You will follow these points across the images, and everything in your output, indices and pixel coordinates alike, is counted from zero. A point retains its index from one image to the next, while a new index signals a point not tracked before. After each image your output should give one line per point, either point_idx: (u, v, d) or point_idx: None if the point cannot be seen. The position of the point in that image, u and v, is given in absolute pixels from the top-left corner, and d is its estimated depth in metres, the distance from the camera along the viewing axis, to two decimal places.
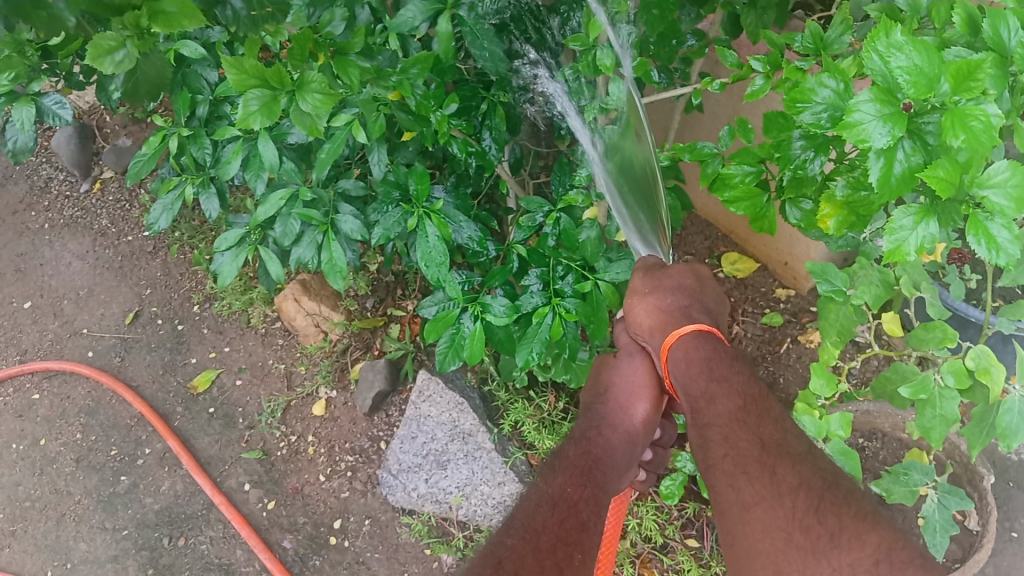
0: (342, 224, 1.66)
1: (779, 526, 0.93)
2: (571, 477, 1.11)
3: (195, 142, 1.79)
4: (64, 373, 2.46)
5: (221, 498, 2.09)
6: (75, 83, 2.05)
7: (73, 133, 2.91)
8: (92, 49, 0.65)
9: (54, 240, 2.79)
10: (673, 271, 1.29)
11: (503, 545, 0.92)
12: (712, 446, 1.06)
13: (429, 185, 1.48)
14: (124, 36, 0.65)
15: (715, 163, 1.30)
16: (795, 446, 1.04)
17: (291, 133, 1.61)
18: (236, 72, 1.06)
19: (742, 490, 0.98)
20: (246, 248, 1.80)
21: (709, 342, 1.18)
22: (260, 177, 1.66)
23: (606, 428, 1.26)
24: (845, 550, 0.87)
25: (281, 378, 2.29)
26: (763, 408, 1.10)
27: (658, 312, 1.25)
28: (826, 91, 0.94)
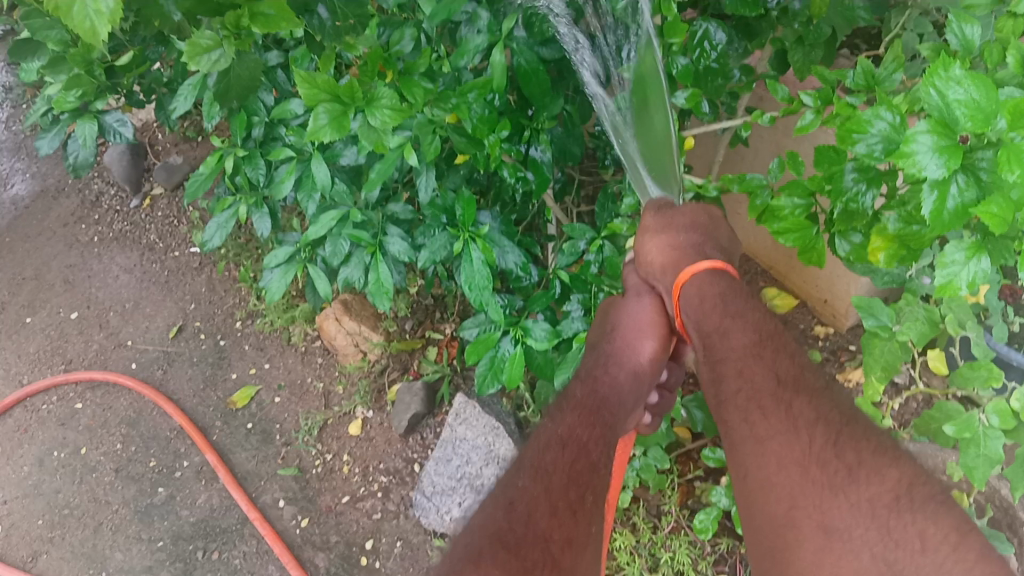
0: (390, 246, 1.69)
1: (794, 460, 0.89)
2: (580, 415, 1.10)
3: (250, 163, 1.84)
4: (108, 384, 2.50)
5: (256, 513, 2.11)
6: (135, 102, 2.11)
7: (126, 150, 2.99)
8: (192, 48, 0.86)
9: (102, 253, 2.86)
10: (686, 210, 1.31)
11: (515, 486, 0.94)
12: (726, 381, 1.04)
13: (474, 210, 1.50)
14: (218, 37, 0.87)
15: (764, 195, 1.30)
16: (812, 381, 1.01)
17: (342, 156, 1.64)
18: (308, 87, 1.15)
19: (756, 424, 0.95)
20: (296, 265, 1.84)
21: (722, 279, 1.19)
22: (312, 198, 1.70)
23: (612, 365, 1.25)
24: (864, 484, 0.84)
25: (319, 397, 2.31)
26: (778, 344, 1.08)
27: (670, 249, 1.26)
28: (882, 123, 0.95)
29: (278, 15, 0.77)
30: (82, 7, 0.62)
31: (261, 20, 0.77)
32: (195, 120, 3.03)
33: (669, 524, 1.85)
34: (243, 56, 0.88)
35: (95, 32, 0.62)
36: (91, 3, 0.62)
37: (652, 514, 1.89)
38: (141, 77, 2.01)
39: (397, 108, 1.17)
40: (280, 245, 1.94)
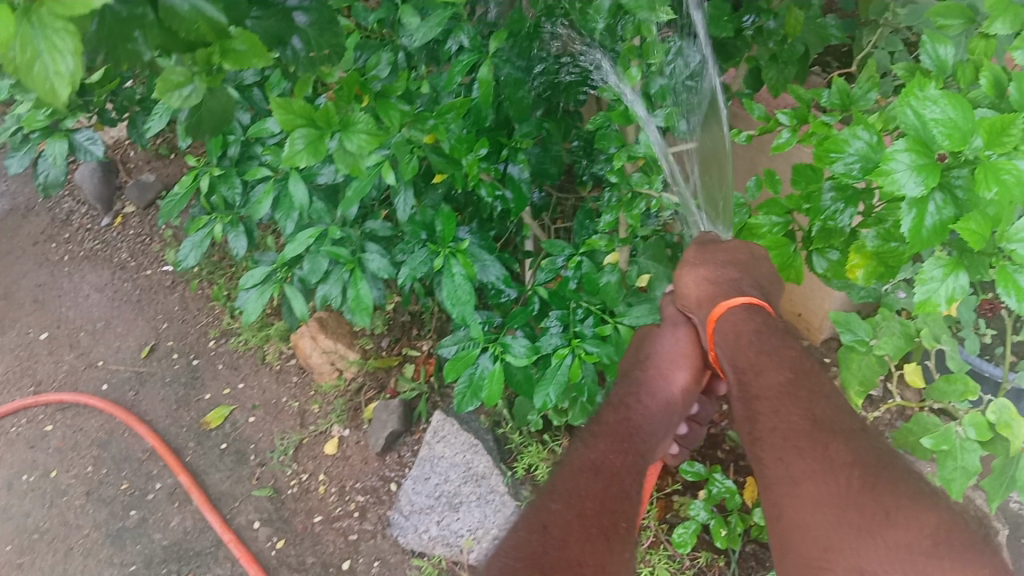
0: (369, 263, 1.68)
1: (832, 503, 0.92)
2: (612, 442, 1.09)
3: (226, 182, 1.83)
4: (79, 405, 2.47)
5: (230, 535, 2.08)
6: (107, 120, 2.09)
7: (97, 167, 2.95)
8: (162, 84, 0.77)
9: (73, 272, 2.82)
10: (728, 245, 1.25)
11: (547, 510, 0.95)
12: (760, 419, 1.04)
13: (454, 225, 1.51)
14: (191, 73, 0.77)
15: (742, 213, 1.31)
16: (848, 423, 1.00)
17: (321, 174, 1.64)
18: (285, 112, 1.14)
19: (791, 465, 0.97)
20: (273, 286, 1.83)
21: (757, 317, 1.15)
22: (290, 216, 1.70)
23: (645, 395, 1.22)
24: (901, 529, 0.87)
25: (294, 416, 2.29)
26: (813, 383, 1.07)
27: (707, 283, 1.20)
28: (859, 143, 0.96)
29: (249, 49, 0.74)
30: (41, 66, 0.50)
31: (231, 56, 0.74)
32: (168, 138, 3.01)
33: (648, 539, 1.84)
34: (214, 92, 0.81)
35: (58, 95, 0.50)
36: (52, 63, 0.50)
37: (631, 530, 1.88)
38: (115, 95, 2.00)
39: (372, 132, 1.16)
40: (256, 264, 1.93)
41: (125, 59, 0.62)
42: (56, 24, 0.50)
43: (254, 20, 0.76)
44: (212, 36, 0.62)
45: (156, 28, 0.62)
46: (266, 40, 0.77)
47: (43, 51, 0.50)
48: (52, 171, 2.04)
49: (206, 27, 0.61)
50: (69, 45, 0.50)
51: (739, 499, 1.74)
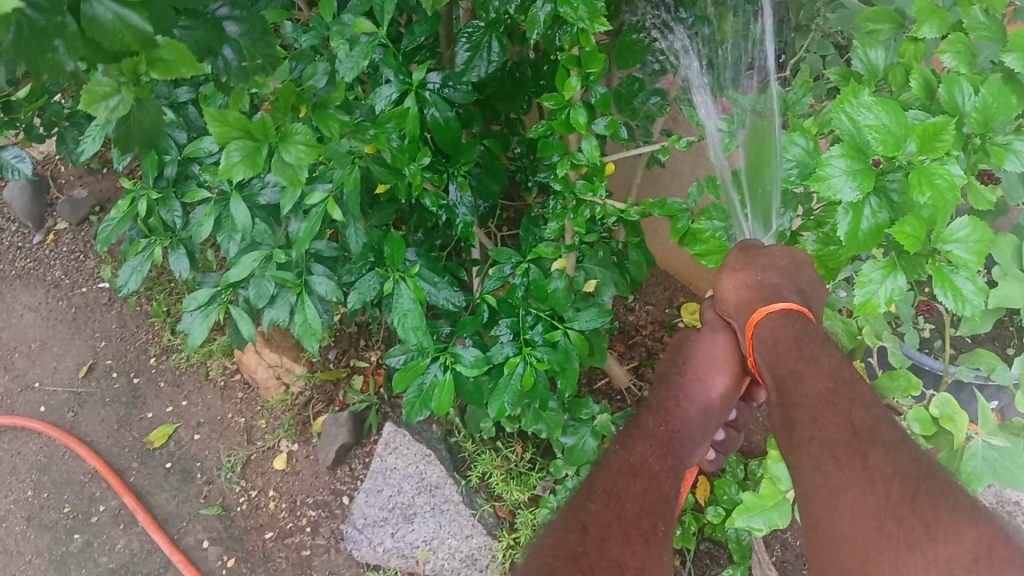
0: (316, 286, 1.66)
1: (868, 515, 0.81)
2: (651, 446, 1.11)
3: (165, 206, 1.79)
4: (15, 429, 2.39)
5: (179, 555, 2.04)
6: (35, 136, 2.03)
7: (27, 185, 2.87)
8: (87, 95, 0.72)
9: (4, 292, 2.74)
10: (771, 250, 1.19)
11: (588, 509, 0.92)
12: (798, 427, 0.97)
13: (403, 249, 1.49)
14: (118, 83, 0.73)
15: (685, 218, 1.33)
16: (888, 433, 0.92)
17: (261, 194, 1.63)
18: (219, 125, 1.11)
19: (830, 475, 0.88)
20: (217, 308, 1.80)
21: (798, 321, 1.10)
22: (233, 238, 1.68)
23: (683, 399, 1.23)
24: (941, 543, 0.76)
25: (241, 432, 2.25)
26: (855, 392, 0.99)
27: (748, 288, 1.17)
28: (796, 149, 0.98)
29: (179, 60, 0.67)
30: None
31: (160, 66, 0.67)
32: (99, 151, 2.93)
33: None
34: (143, 102, 0.76)
35: None
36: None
37: None
38: (43, 110, 1.94)
39: (310, 144, 1.16)
40: (199, 286, 1.89)
41: (45, 72, 0.56)
42: None
43: (182, 30, 0.75)
44: (139, 46, 0.57)
45: (78, 39, 0.56)
46: (197, 50, 0.76)
47: None
48: None
49: (133, 38, 0.57)
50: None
51: (691, 499, 1.76)
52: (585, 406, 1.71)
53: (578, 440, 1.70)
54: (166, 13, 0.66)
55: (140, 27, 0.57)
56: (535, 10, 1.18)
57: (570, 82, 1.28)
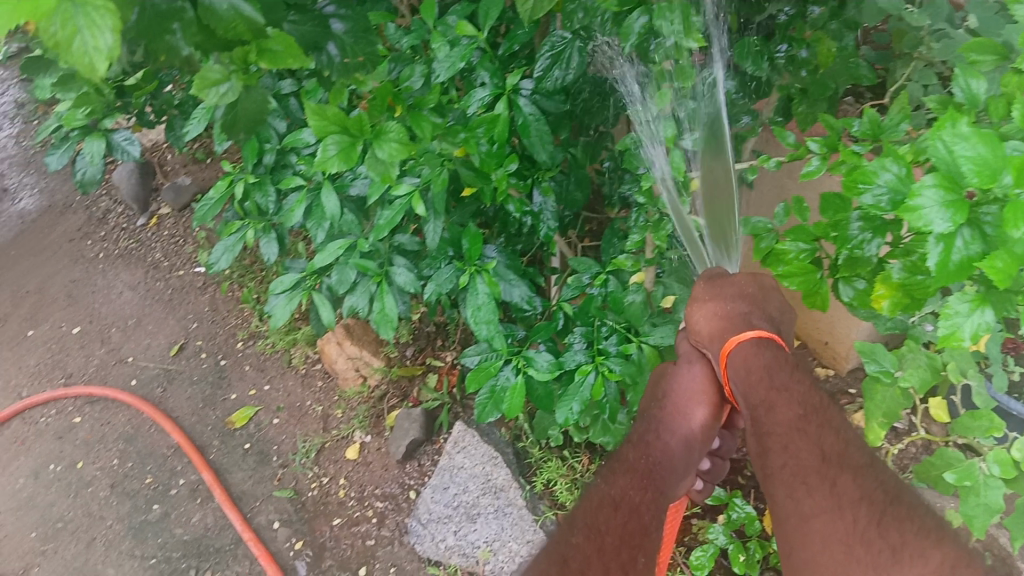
0: (396, 277, 1.69)
1: (840, 540, 0.89)
2: (632, 477, 1.12)
3: (260, 190, 1.87)
4: (107, 399, 2.51)
5: (250, 533, 2.10)
6: (145, 121, 2.12)
7: (135, 168, 3.01)
8: (200, 82, 0.84)
9: (107, 269, 2.88)
10: (735, 279, 1.25)
11: (569, 543, 0.98)
12: (771, 455, 1.02)
13: (481, 245, 1.52)
14: (227, 71, 0.84)
15: (770, 238, 1.33)
16: (857, 457, 0.99)
17: (353, 186, 1.69)
18: (319, 119, 1.19)
19: (801, 501, 0.95)
20: (302, 292, 1.86)
21: (768, 350, 1.13)
22: (322, 227, 1.74)
23: (664, 431, 1.23)
24: (907, 566, 0.84)
25: (317, 420, 2.32)
26: (824, 418, 1.05)
27: (719, 318, 1.21)
28: (888, 174, 0.96)
29: (286, 51, 0.78)
30: (81, 41, 0.51)
31: (269, 57, 0.78)
32: (205, 141, 3.07)
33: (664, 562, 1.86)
34: (251, 89, 0.86)
35: (95, 70, 0.51)
36: (91, 38, 0.51)
37: None
38: (155, 97, 2.04)
39: (403, 141, 1.20)
40: (286, 269, 1.96)
41: (162, 52, 0.65)
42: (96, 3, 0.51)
43: (290, 23, 0.81)
44: (250, 35, 0.66)
45: (194, 25, 0.65)
46: (304, 43, 0.82)
47: (83, 27, 0.51)
48: (90, 169, 2.09)
49: (245, 26, 0.65)
50: (108, 23, 0.51)
51: (759, 526, 1.74)
52: None
53: None
54: (276, 7, 0.76)
55: (252, 18, 0.65)
56: (628, 22, 1.20)
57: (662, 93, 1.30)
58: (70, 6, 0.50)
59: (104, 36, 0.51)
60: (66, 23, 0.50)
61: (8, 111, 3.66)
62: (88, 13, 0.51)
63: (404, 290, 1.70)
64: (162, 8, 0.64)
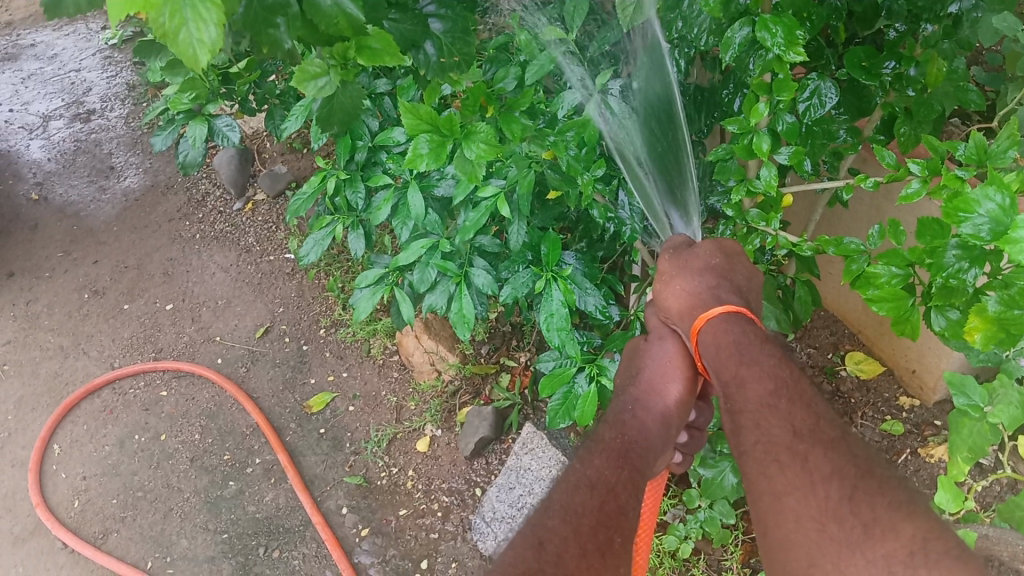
0: (474, 278, 1.71)
1: (812, 517, 0.96)
2: (608, 458, 1.16)
3: (351, 186, 1.90)
4: (193, 375, 2.60)
5: (319, 517, 2.15)
6: (248, 109, 2.19)
7: (235, 155, 3.14)
8: (301, 74, 0.94)
9: (202, 250, 2.99)
10: (701, 251, 1.31)
11: (545, 527, 1.02)
12: (744, 434, 1.08)
13: (559, 250, 1.53)
14: (326, 66, 0.94)
15: (861, 260, 1.30)
16: (829, 432, 1.04)
17: (438, 186, 1.70)
18: (412, 117, 1.22)
19: (775, 480, 1.01)
20: (384, 288, 1.90)
21: (737, 326, 1.17)
22: (406, 225, 1.76)
23: (640, 408, 1.27)
24: (879, 540, 0.91)
25: (391, 411, 2.35)
26: (794, 392, 1.10)
27: (687, 295, 1.26)
28: (991, 204, 0.92)
29: (384, 49, 0.84)
30: (187, 33, 0.58)
31: (367, 53, 0.84)
32: (302, 131, 3.15)
33: None
34: (347, 85, 0.93)
35: (198, 61, 0.58)
36: (196, 30, 0.58)
37: (712, 568, 1.87)
38: (257, 86, 2.10)
39: (491, 143, 1.21)
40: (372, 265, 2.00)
41: (266, 44, 0.69)
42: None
43: (391, 22, 0.85)
44: (351, 32, 0.69)
45: (298, 20, 0.69)
46: (402, 42, 0.85)
47: (190, 19, 0.57)
48: (192, 153, 2.17)
49: (346, 24, 0.69)
50: (214, 16, 0.58)
51: None
52: (724, 440, 1.73)
53: (717, 473, 1.72)
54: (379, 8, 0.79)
55: (354, 15, 0.69)
56: (729, 34, 1.18)
57: (757, 107, 1.27)
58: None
59: (210, 28, 0.58)
60: (174, 14, 0.57)
61: (121, 92, 3.82)
62: (195, 6, 0.57)
63: (482, 291, 1.70)
64: (269, 2, 0.68)
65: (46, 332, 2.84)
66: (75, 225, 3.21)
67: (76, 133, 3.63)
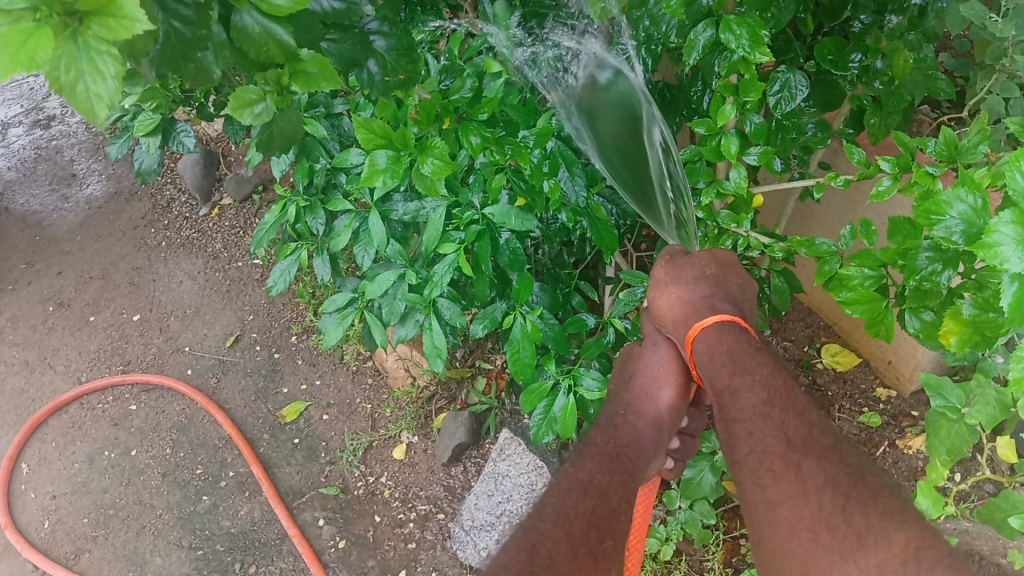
0: (442, 309, 1.67)
1: (805, 526, 0.93)
2: (601, 462, 1.13)
3: (311, 213, 1.88)
4: (162, 388, 2.55)
5: (295, 530, 2.11)
6: (207, 115, 2.13)
7: (199, 159, 3.08)
8: (236, 100, 0.81)
9: (169, 258, 2.93)
10: (697, 259, 1.28)
11: (536, 529, 0.98)
12: (737, 443, 1.05)
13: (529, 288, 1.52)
14: (263, 91, 0.82)
15: (834, 262, 1.28)
16: (822, 441, 1.02)
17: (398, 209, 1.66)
18: (365, 131, 1.20)
19: (767, 489, 0.98)
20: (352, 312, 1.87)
21: (732, 333, 1.15)
22: (369, 252, 1.77)
23: (632, 413, 1.25)
24: (872, 550, 0.88)
25: (366, 418, 2.31)
26: (788, 401, 1.07)
27: (681, 304, 1.24)
28: (962, 206, 0.89)
29: (321, 73, 0.74)
30: (84, 85, 0.51)
31: (303, 79, 0.74)
32: None
33: None
34: (284, 111, 0.85)
35: (95, 115, 0.51)
36: (92, 84, 0.51)
37: (694, 569, 1.85)
38: (215, 92, 2.05)
39: (445, 158, 1.17)
40: (340, 290, 1.98)
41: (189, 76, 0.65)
42: (98, 47, 0.51)
43: (330, 43, 0.80)
44: (281, 58, 0.66)
45: (225, 48, 0.66)
46: (340, 62, 0.80)
47: (86, 72, 0.51)
48: (150, 161, 2.12)
49: (276, 50, 0.65)
50: (111, 68, 0.51)
51: None
52: (705, 440, 1.72)
53: (697, 472, 1.70)
54: (312, 28, 0.73)
55: (285, 41, 0.65)
56: (693, 35, 1.15)
57: (724, 109, 1.24)
58: (74, 50, 0.50)
59: (106, 83, 0.51)
60: (70, 67, 0.51)
61: None
62: (91, 57, 0.51)
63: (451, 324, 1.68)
64: (186, 35, 0.64)
65: (10, 347, 2.78)
66: (38, 235, 3.14)
67: (36, 140, 3.55)
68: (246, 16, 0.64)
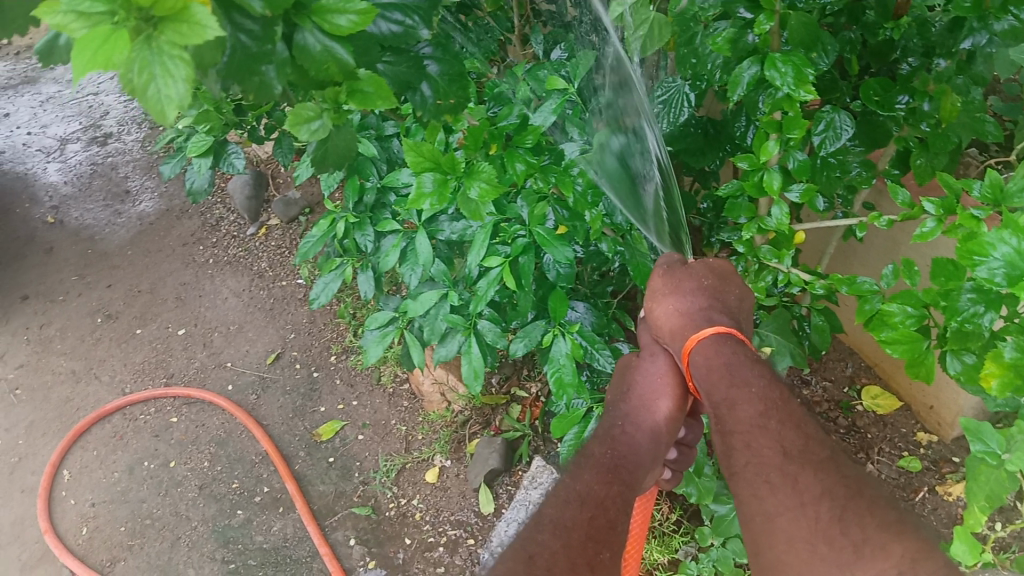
0: (483, 331, 1.69)
1: (803, 538, 0.93)
2: (599, 473, 1.15)
3: (359, 229, 1.90)
4: (203, 402, 2.59)
5: (327, 548, 2.13)
6: (257, 137, 2.15)
7: (249, 180, 3.15)
8: (295, 117, 0.83)
9: (215, 275, 2.99)
10: (694, 269, 1.27)
11: (535, 541, 1.00)
12: (735, 455, 1.06)
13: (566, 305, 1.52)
14: (320, 109, 0.84)
15: (875, 300, 1.27)
16: (818, 452, 1.03)
17: (443, 231, 1.70)
18: (414, 154, 1.22)
19: (765, 500, 0.99)
20: (393, 331, 1.89)
21: (727, 345, 1.15)
22: (414, 271, 1.78)
23: (629, 424, 1.25)
24: (869, 560, 0.87)
25: (400, 440, 2.33)
26: (787, 413, 1.08)
27: (679, 315, 1.22)
28: (1006, 248, 0.88)
29: (377, 92, 0.76)
30: (155, 88, 0.49)
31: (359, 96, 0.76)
32: None
33: None
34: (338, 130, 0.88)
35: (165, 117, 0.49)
36: (164, 86, 0.49)
37: None
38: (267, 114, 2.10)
39: (493, 182, 1.22)
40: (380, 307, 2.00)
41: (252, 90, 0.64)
42: (171, 52, 0.49)
43: (386, 64, 0.84)
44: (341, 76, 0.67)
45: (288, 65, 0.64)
46: (396, 84, 0.84)
47: (159, 75, 0.49)
48: (202, 180, 2.17)
49: (336, 68, 0.66)
50: (184, 73, 0.49)
51: None
52: None
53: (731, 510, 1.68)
54: (370, 49, 0.75)
55: (345, 60, 0.66)
56: (738, 70, 1.17)
57: (768, 145, 1.25)
58: (148, 54, 0.49)
59: (178, 85, 0.49)
60: (143, 70, 0.49)
61: (139, 116, 3.85)
62: (165, 61, 0.49)
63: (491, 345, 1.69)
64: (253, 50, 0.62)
65: (58, 356, 2.85)
66: (90, 248, 3.22)
67: (93, 156, 3.65)
68: (308, 35, 0.65)
